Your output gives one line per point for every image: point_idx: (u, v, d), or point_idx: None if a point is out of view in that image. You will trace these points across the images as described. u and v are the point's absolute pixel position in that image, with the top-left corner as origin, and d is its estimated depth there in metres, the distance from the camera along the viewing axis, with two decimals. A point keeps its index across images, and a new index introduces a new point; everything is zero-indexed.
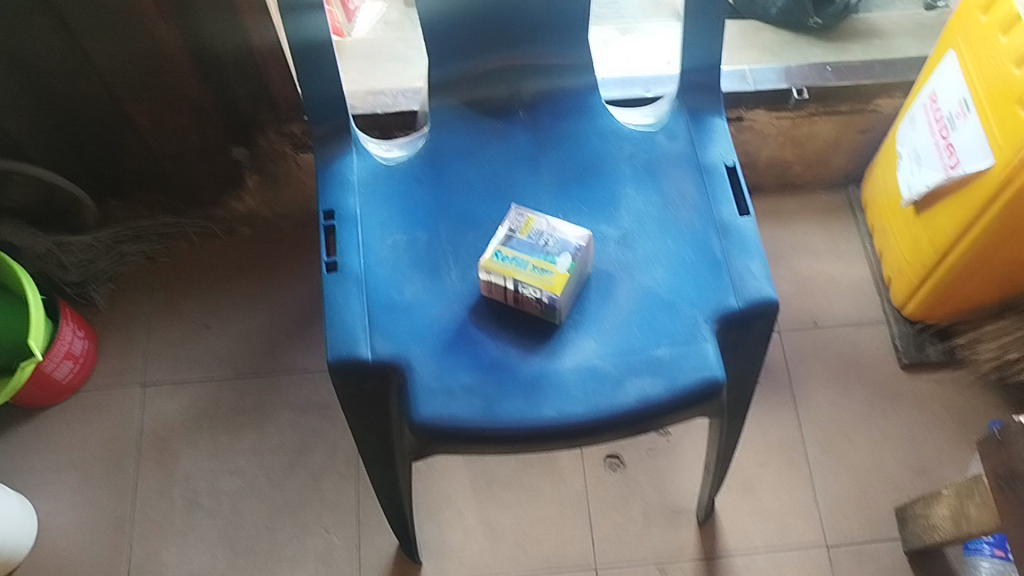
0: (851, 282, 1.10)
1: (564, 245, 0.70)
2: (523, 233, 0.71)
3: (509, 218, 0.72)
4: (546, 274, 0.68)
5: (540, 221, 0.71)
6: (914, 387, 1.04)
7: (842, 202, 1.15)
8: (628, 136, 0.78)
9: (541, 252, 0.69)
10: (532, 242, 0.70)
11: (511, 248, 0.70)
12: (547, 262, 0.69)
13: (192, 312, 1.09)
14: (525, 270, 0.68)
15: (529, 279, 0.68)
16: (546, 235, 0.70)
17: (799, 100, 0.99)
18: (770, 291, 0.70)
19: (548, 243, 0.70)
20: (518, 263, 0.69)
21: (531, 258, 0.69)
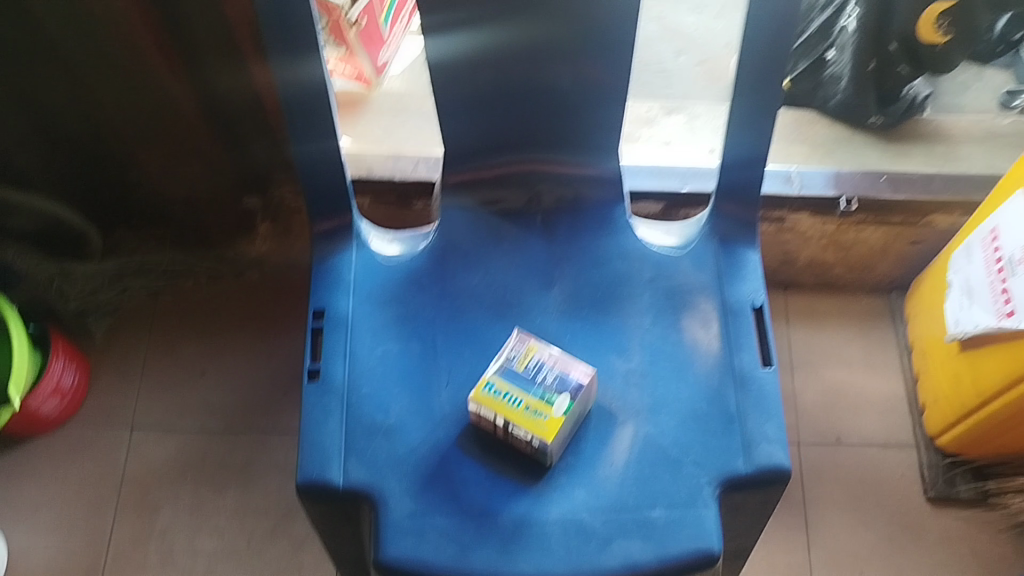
0: (883, 397, 1.03)
1: (564, 384, 0.64)
2: (521, 365, 0.65)
3: (508, 345, 0.66)
4: (540, 416, 0.62)
5: (542, 353, 0.66)
6: (940, 523, 0.97)
7: (882, 309, 1.08)
8: (651, 258, 0.72)
9: (538, 390, 0.64)
10: (530, 377, 0.65)
11: (506, 381, 0.64)
12: (543, 402, 0.63)
13: (191, 356, 1.07)
14: (517, 410, 0.63)
15: (521, 421, 0.62)
16: (546, 370, 0.65)
17: (846, 211, 0.92)
18: (785, 459, 0.63)
19: (547, 379, 0.64)
20: (511, 399, 0.63)
21: (525, 396, 0.64)
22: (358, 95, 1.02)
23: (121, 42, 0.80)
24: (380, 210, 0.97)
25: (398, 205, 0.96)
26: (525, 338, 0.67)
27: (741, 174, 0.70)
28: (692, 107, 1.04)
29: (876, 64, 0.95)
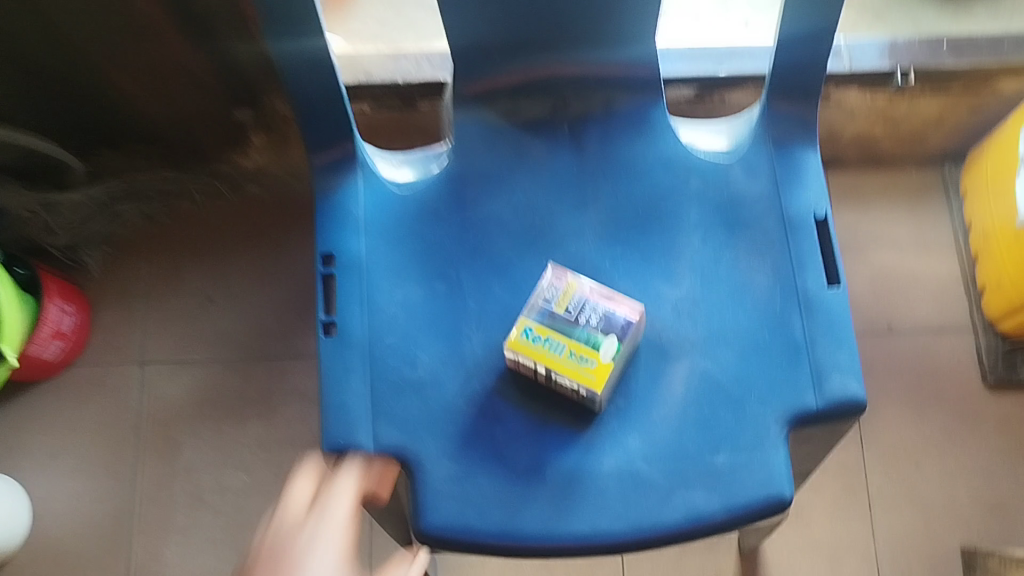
0: (936, 279, 0.96)
1: (610, 324, 0.57)
2: (561, 306, 0.59)
3: (544, 283, 0.60)
4: (585, 363, 0.56)
5: (583, 289, 0.59)
6: (997, 409, 0.92)
7: (935, 181, 0.99)
8: (697, 168, 0.63)
9: (581, 332, 0.57)
10: (571, 318, 0.58)
11: (545, 325, 0.58)
12: (588, 346, 0.57)
13: (195, 283, 1.00)
14: (560, 357, 0.57)
15: (564, 369, 0.56)
16: (589, 308, 0.58)
17: (902, 84, 0.82)
18: (859, 390, 0.58)
19: (590, 320, 0.58)
20: (553, 345, 0.57)
21: (568, 339, 0.57)
22: None
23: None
24: (382, 116, 0.87)
25: (403, 109, 0.86)
26: (562, 272, 0.60)
27: (801, 61, 0.60)
28: None
29: None
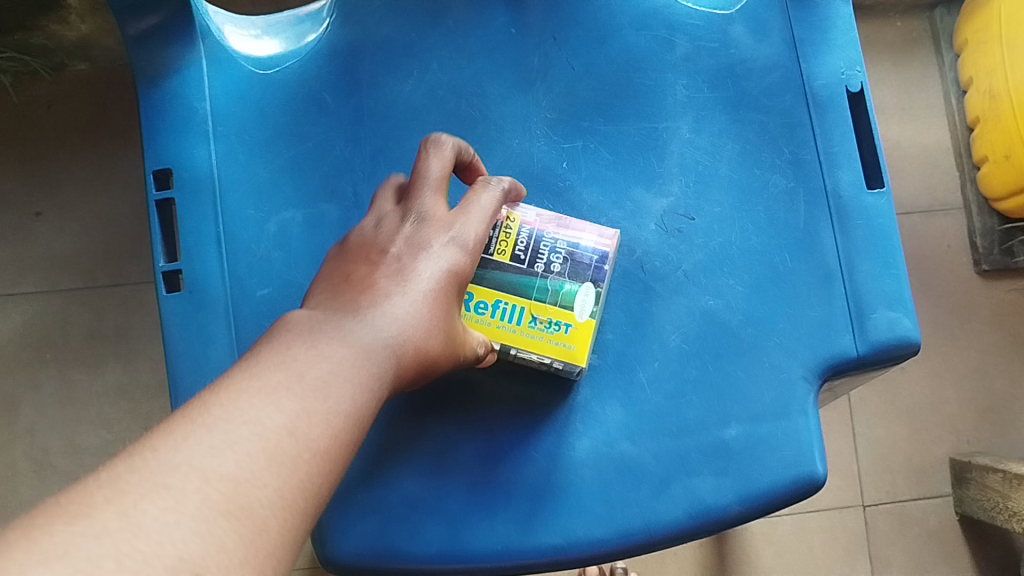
0: (922, 151, 0.82)
1: (581, 267, 0.41)
2: (506, 249, 0.41)
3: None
4: (560, 332, 0.40)
5: (529, 218, 0.42)
6: (991, 300, 0.80)
7: (923, 32, 0.83)
8: (684, 26, 0.45)
9: (546, 288, 0.41)
10: (526, 268, 0.41)
11: (487, 283, 0.41)
12: (557, 306, 0.40)
13: (14, 193, 0.78)
14: (521, 330, 0.40)
15: (532, 346, 0.40)
16: (547, 247, 0.41)
17: None
18: (913, 329, 0.43)
19: (553, 266, 0.41)
20: (504, 312, 0.40)
21: (522, 298, 0.40)
22: None
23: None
24: None
25: None
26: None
27: None
28: None
29: None
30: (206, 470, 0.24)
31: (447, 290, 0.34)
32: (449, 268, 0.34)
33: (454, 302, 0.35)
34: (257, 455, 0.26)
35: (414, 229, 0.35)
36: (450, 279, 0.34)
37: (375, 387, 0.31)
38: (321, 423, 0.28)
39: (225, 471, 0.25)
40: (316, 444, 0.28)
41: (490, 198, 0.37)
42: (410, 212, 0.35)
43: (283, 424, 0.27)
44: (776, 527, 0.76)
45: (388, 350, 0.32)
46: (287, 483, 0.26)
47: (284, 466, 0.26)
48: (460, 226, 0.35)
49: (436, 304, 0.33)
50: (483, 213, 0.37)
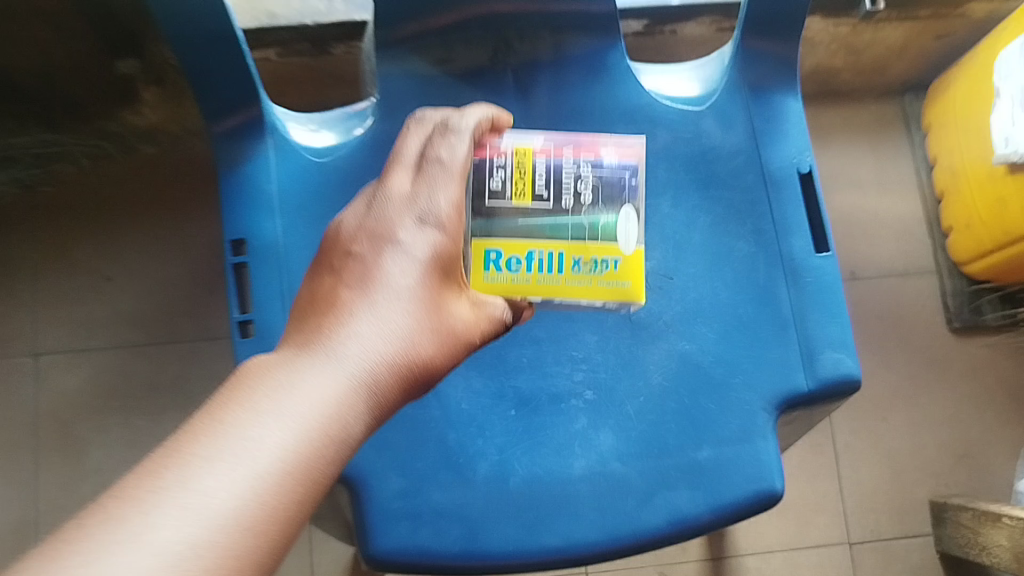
0: (897, 221, 0.90)
1: (612, 189, 0.45)
2: (525, 188, 0.44)
3: (486, 167, 0.44)
4: (605, 267, 0.44)
5: (538, 155, 0.45)
6: (964, 355, 0.88)
7: (895, 113, 0.93)
8: (664, 118, 0.55)
9: (583, 222, 0.44)
10: (554, 204, 0.44)
11: (512, 237, 0.44)
12: (595, 240, 0.44)
13: (88, 260, 0.89)
14: (564, 273, 0.44)
15: (582, 286, 0.44)
16: (571, 177, 0.44)
17: (871, 11, 0.76)
18: (854, 368, 0.51)
19: (584, 198, 0.44)
20: (544, 263, 0.44)
21: (559, 242, 0.44)
22: None
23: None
24: (292, 62, 0.77)
25: (315, 54, 0.76)
26: (493, 142, 0.45)
27: None
28: None
29: None
30: (140, 548, 0.25)
31: (427, 278, 0.36)
32: (429, 247, 0.36)
33: (439, 294, 0.36)
34: (200, 522, 0.26)
35: (386, 216, 0.36)
36: (428, 259, 0.36)
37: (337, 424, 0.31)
38: (274, 470, 0.28)
39: (164, 541, 0.25)
40: (270, 496, 0.28)
41: (464, 147, 0.40)
42: (373, 200, 0.37)
43: (226, 482, 0.27)
44: (770, 562, 0.83)
45: (369, 360, 0.33)
46: (232, 544, 0.27)
47: (233, 527, 0.27)
48: (432, 190, 0.37)
49: (409, 306, 0.35)
50: (456, 165, 0.39)
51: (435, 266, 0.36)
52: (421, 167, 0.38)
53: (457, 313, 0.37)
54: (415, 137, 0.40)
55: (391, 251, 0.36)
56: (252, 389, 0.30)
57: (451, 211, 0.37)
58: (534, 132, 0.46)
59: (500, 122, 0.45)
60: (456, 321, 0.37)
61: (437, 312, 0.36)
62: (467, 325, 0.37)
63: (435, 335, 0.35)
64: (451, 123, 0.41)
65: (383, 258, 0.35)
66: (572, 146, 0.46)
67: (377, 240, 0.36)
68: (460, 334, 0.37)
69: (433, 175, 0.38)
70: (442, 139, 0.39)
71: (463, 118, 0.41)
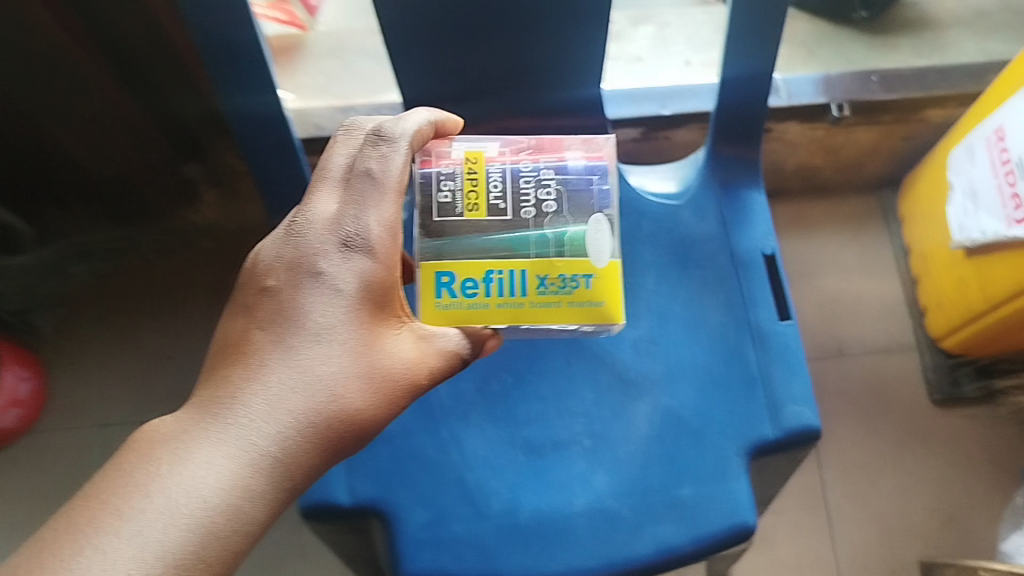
0: (879, 302, 1.00)
1: (580, 197, 0.47)
2: (478, 202, 0.47)
3: (436, 179, 0.47)
4: (573, 287, 0.47)
5: (492, 163, 0.47)
6: (946, 425, 0.95)
7: (874, 206, 1.03)
8: (648, 211, 0.66)
9: (547, 234, 0.47)
10: (512, 215, 0.47)
11: (468, 258, 0.47)
12: (558, 255, 0.47)
13: (152, 340, 1.00)
14: (528, 293, 0.47)
15: (550, 306, 0.47)
16: (530, 186, 0.47)
17: (839, 116, 0.87)
18: (815, 418, 0.59)
19: (548, 206, 0.47)
20: (506, 288, 0.47)
21: (521, 263, 0.47)
22: (294, 40, 0.93)
23: (30, 39, 0.68)
24: None
25: None
26: (440, 149, 0.48)
27: (753, 73, 0.60)
28: (662, 14, 0.97)
29: None
30: None
31: (358, 315, 0.39)
32: (358, 278, 0.39)
33: (373, 333, 0.40)
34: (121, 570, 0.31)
35: (312, 242, 0.40)
36: (354, 292, 0.39)
37: (245, 477, 0.35)
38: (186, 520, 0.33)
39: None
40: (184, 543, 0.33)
41: (402, 152, 0.42)
42: (299, 221, 0.40)
43: (141, 535, 0.32)
44: None
45: (290, 406, 0.37)
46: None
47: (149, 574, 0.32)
48: (368, 209, 0.41)
49: (335, 355, 0.38)
50: (393, 176, 0.42)
51: (365, 311, 0.40)
52: (356, 175, 0.41)
53: (394, 355, 0.40)
54: (348, 145, 0.43)
55: (323, 291, 0.39)
56: (168, 442, 0.35)
57: (383, 237, 0.40)
58: (485, 134, 0.49)
59: (445, 125, 0.47)
60: (392, 364, 0.40)
61: (370, 353, 0.39)
62: (407, 367, 0.41)
63: (368, 380, 0.39)
64: (386, 129, 0.43)
65: (314, 294, 0.39)
66: (528, 152, 0.48)
67: (312, 274, 0.39)
68: (396, 378, 0.40)
69: (368, 186, 0.41)
70: (376, 148, 0.42)
71: (399, 123, 0.43)
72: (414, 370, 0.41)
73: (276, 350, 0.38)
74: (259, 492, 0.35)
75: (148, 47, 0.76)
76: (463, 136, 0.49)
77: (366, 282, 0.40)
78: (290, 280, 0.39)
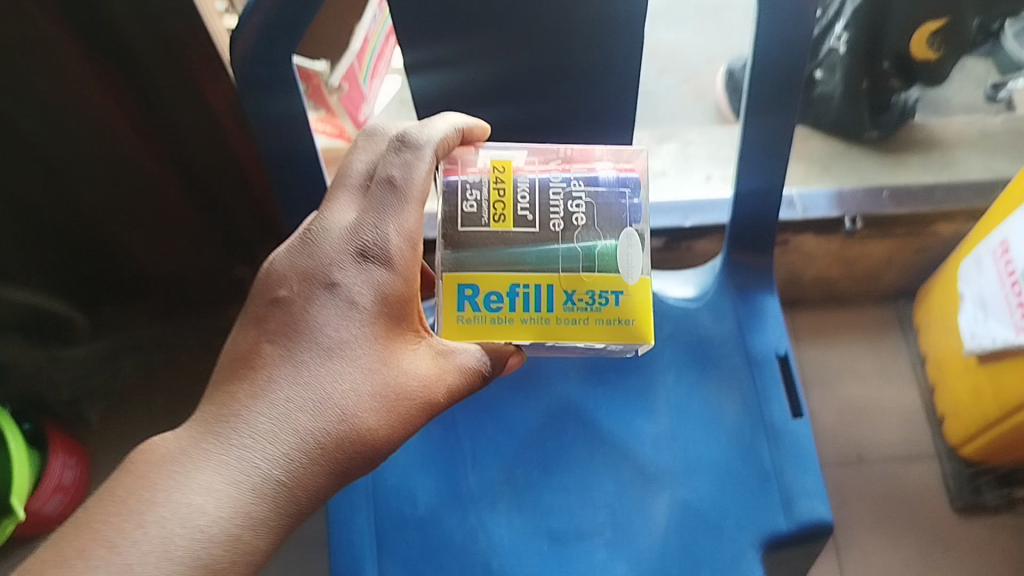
0: (898, 410, 1.01)
1: (611, 211, 0.44)
2: (505, 211, 0.43)
3: (461, 186, 0.43)
4: (601, 303, 0.43)
5: (519, 172, 0.44)
6: (968, 534, 0.94)
7: (890, 317, 1.06)
8: (668, 313, 0.70)
9: (576, 248, 0.43)
10: (539, 228, 0.43)
11: (489, 273, 0.43)
12: (588, 270, 0.43)
13: None
14: (553, 310, 0.43)
15: (578, 324, 0.43)
16: (559, 198, 0.43)
17: (852, 229, 0.91)
18: (827, 513, 0.62)
19: (579, 219, 0.43)
20: (531, 305, 0.43)
21: (547, 279, 0.43)
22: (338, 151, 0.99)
23: (107, 144, 0.77)
24: None
25: None
26: (464, 158, 0.45)
27: (763, 187, 0.65)
28: (684, 133, 1.04)
29: (869, 82, 0.92)
30: None
31: (371, 330, 0.41)
32: (372, 294, 0.41)
33: (386, 352, 0.42)
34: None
35: (328, 255, 0.42)
36: (364, 309, 0.41)
37: (244, 495, 0.37)
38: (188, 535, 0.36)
39: None
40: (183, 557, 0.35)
41: (425, 161, 0.43)
42: (315, 232, 0.42)
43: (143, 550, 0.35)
44: None
45: (294, 425, 0.39)
46: None
47: None
48: (386, 223, 0.42)
49: (343, 371, 0.40)
50: (415, 185, 0.43)
51: (376, 327, 0.42)
52: (379, 184, 0.43)
53: (407, 370, 0.42)
54: (374, 152, 0.45)
55: (336, 304, 0.41)
56: (171, 460, 0.37)
57: (400, 251, 0.42)
58: (514, 145, 0.45)
59: (475, 128, 0.47)
60: (406, 378, 0.42)
61: (384, 368, 0.42)
62: (422, 381, 0.42)
63: (379, 396, 0.41)
64: (411, 137, 0.44)
65: (327, 308, 0.41)
66: (558, 162, 0.44)
67: (326, 287, 0.41)
68: (407, 393, 0.42)
69: (389, 197, 0.43)
70: (399, 156, 0.44)
71: (425, 129, 0.44)
72: (429, 381, 0.43)
73: (287, 364, 0.40)
74: (259, 516, 0.38)
75: (206, 158, 0.83)
76: (491, 146, 0.46)
77: (379, 295, 0.42)
78: (301, 291, 0.41)
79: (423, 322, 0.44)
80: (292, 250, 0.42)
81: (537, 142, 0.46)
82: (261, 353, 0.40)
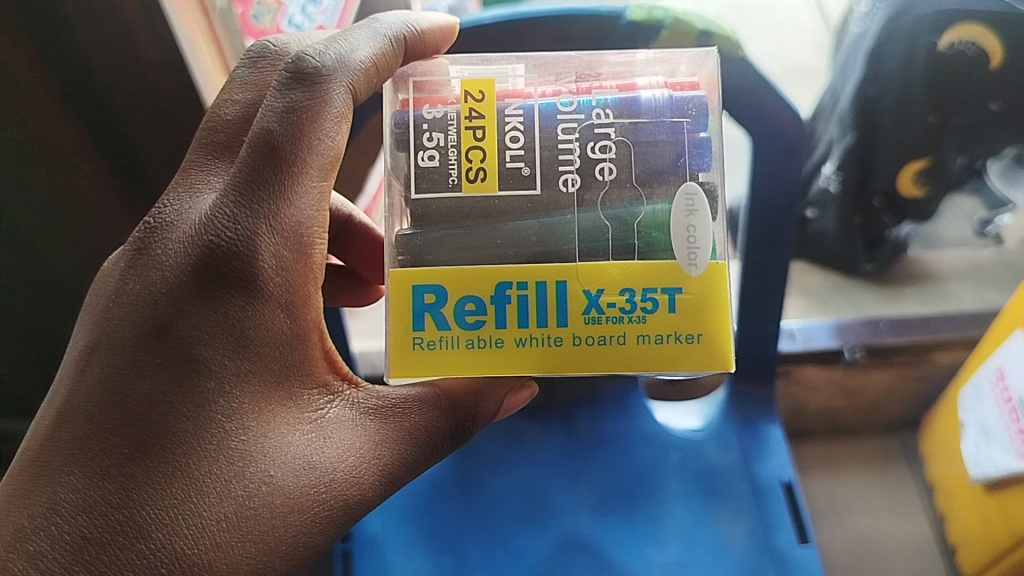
0: (909, 541, 0.99)
1: (649, 154, 0.40)
2: (484, 166, 0.40)
3: (418, 126, 0.40)
4: (645, 310, 0.40)
5: (501, 101, 0.40)
6: None
7: (897, 447, 1.07)
8: (674, 442, 0.72)
9: (599, 216, 0.40)
10: (541, 188, 0.40)
11: (470, 281, 0.40)
12: (619, 257, 0.40)
13: None
14: (571, 322, 0.40)
15: (601, 334, 0.40)
16: (573, 135, 0.40)
17: (851, 359, 0.94)
18: None
19: (607, 171, 0.40)
20: (537, 318, 0.40)
21: (551, 285, 0.40)
22: None
23: None
24: None
25: None
26: (434, 91, 0.41)
27: (759, 317, 0.69)
28: None
29: (861, 220, 0.96)
30: None
31: (203, 387, 0.40)
32: (207, 331, 0.40)
33: (245, 449, 0.41)
34: None
35: (165, 271, 0.41)
36: (192, 351, 0.40)
37: None
38: None
39: None
40: None
41: (330, 96, 0.42)
42: (167, 230, 0.42)
43: None
44: None
45: (73, 552, 0.38)
46: None
47: None
48: (248, 214, 0.40)
49: (171, 468, 0.39)
50: (295, 142, 0.40)
51: (220, 398, 0.40)
52: (257, 142, 0.40)
53: (272, 453, 0.41)
54: (255, 84, 0.46)
55: (168, 361, 0.40)
56: None
57: (263, 263, 0.40)
58: (503, 63, 0.42)
59: (430, 34, 0.48)
60: (268, 466, 0.41)
61: (239, 458, 0.40)
62: (296, 467, 0.42)
63: (223, 508, 0.40)
64: (304, 65, 0.42)
65: (155, 371, 0.40)
66: (572, 86, 0.41)
67: (156, 335, 0.40)
68: (271, 489, 0.41)
69: (264, 162, 0.40)
70: (285, 95, 0.41)
71: (328, 52, 0.43)
72: (323, 472, 0.42)
73: (100, 446, 0.39)
74: None
75: None
76: (466, 64, 0.42)
77: (227, 337, 0.40)
78: (126, 334, 0.40)
79: (307, 374, 0.43)
80: (125, 267, 0.42)
81: (539, 56, 0.42)
82: (72, 422, 0.40)
